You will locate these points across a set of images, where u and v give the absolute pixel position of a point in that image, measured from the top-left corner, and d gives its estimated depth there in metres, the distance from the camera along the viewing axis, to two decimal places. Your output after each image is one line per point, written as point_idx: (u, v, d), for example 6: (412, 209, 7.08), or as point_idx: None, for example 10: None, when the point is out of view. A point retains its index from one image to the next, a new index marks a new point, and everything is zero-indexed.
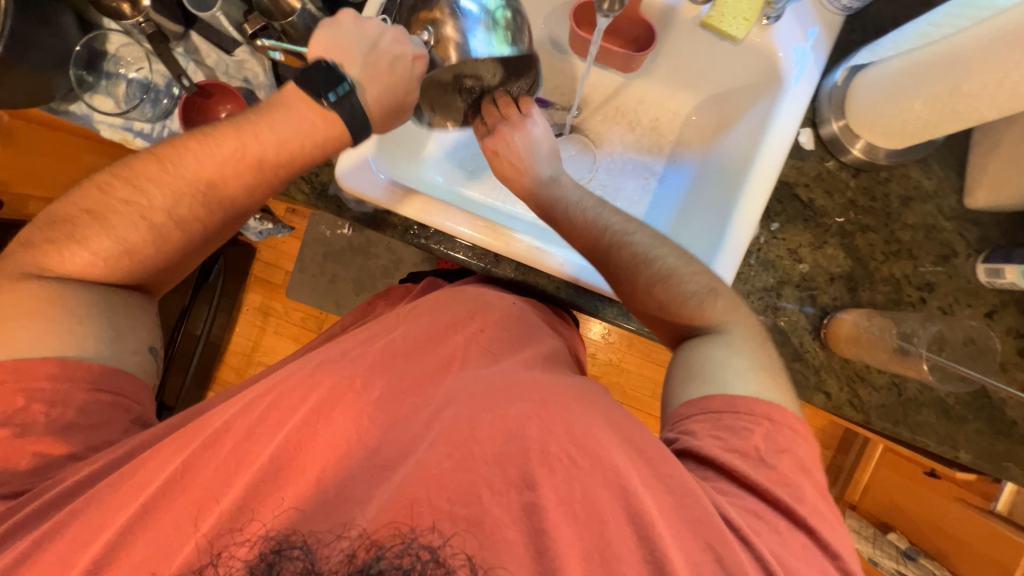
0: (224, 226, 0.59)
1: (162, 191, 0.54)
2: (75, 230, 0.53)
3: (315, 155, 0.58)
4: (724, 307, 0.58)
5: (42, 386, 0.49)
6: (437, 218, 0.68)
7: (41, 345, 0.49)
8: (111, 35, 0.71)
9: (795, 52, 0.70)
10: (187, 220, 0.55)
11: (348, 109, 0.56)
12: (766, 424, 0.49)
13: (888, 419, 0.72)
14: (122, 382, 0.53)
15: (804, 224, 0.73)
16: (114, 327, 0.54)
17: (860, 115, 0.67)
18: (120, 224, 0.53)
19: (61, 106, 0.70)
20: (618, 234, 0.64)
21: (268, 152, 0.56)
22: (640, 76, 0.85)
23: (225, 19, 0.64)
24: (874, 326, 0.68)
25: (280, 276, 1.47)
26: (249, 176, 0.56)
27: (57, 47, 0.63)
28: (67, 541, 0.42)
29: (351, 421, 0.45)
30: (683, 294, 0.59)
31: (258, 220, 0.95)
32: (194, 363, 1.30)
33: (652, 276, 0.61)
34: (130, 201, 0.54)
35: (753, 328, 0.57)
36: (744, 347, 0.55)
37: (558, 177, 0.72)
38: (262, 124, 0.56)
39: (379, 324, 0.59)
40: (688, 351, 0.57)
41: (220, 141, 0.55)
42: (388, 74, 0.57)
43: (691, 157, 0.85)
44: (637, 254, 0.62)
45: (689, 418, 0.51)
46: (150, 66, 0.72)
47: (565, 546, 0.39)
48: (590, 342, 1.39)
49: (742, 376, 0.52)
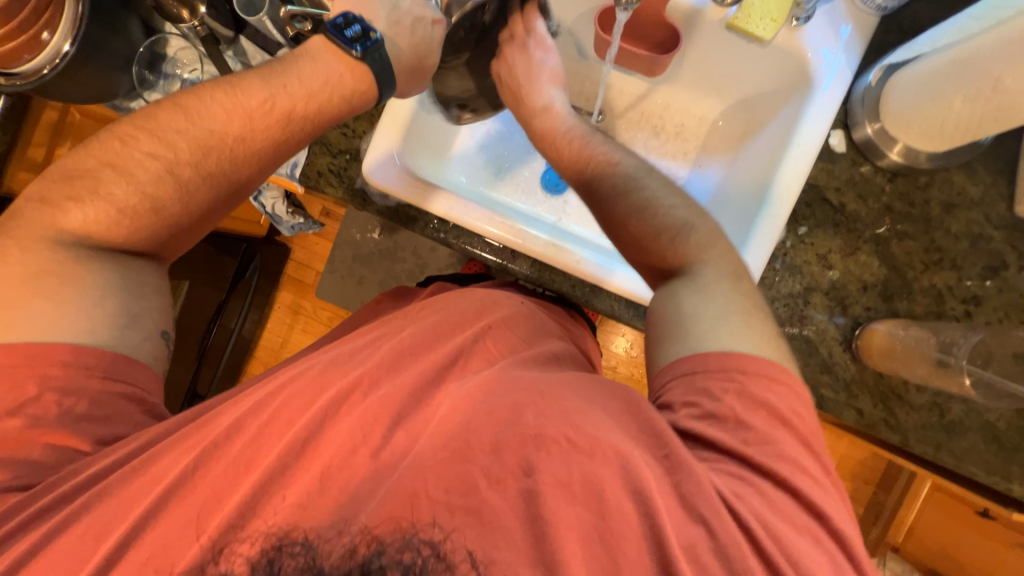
0: (245, 189, 0.59)
1: (185, 142, 0.55)
2: (98, 186, 0.54)
3: (341, 109, 0.59)
4: (698, 243, 0.57)
5: (53, 373, 0.49)
6: (456, 212, 0.70)
7: (57, 329, 0.50)
8: (171, 39, 0.76)
9: (824, 54, 0.69)
10: (210, 175, 0.56)
11: (377, 62, 0.59)
12: (740, 380, 0.47)
13: (928, 443, 0.67)
14: (133, 371, 0.53)
15: (835, 229, 0.70)
16: (128, 309, 0.54)
17: (897, 116, 0.64)
18: (143, 178, 0.54)
19: (124, 103, 0.78)
20: (605, 164, 0.65)
21: (296, 103, 0.57)
22: (665, 81, 0.84)
23: (270, 22, 0.69)
24: (909, 336, 0.63)
25: (311, 276, 1.53)
26: (277, 131, 0.57)
27: (123, 49, 0.70)
28: (96, 507, 0.45)
29: (362, 401, 0.47)
30: (661, 228, 0.58)
31: (290, 213, 0.97)
32: (226, 356, 1.35)
33: (631, 208, 0.61)
34: (154, 155, 0.54)
35: (726, 266, 0.55)
36: (715, 287, 0.53)
37: (553, 104, 0.71)
38: (290, 72, 0.58)
39: (387, 325, 0.59)
40: (666, 299, 0.55)
41: (250, 95, 0.56)
42: (411, 32, 0.60)
43: (718, 162, 0.83)
44: (619, 184, 0.63)
45: (664, 387, 0.50)
46: (202, 67, 0.76)
47: (563, 530, 0.39)
48: (613, 355, 1.36)
49: (714, 328, 0.50)
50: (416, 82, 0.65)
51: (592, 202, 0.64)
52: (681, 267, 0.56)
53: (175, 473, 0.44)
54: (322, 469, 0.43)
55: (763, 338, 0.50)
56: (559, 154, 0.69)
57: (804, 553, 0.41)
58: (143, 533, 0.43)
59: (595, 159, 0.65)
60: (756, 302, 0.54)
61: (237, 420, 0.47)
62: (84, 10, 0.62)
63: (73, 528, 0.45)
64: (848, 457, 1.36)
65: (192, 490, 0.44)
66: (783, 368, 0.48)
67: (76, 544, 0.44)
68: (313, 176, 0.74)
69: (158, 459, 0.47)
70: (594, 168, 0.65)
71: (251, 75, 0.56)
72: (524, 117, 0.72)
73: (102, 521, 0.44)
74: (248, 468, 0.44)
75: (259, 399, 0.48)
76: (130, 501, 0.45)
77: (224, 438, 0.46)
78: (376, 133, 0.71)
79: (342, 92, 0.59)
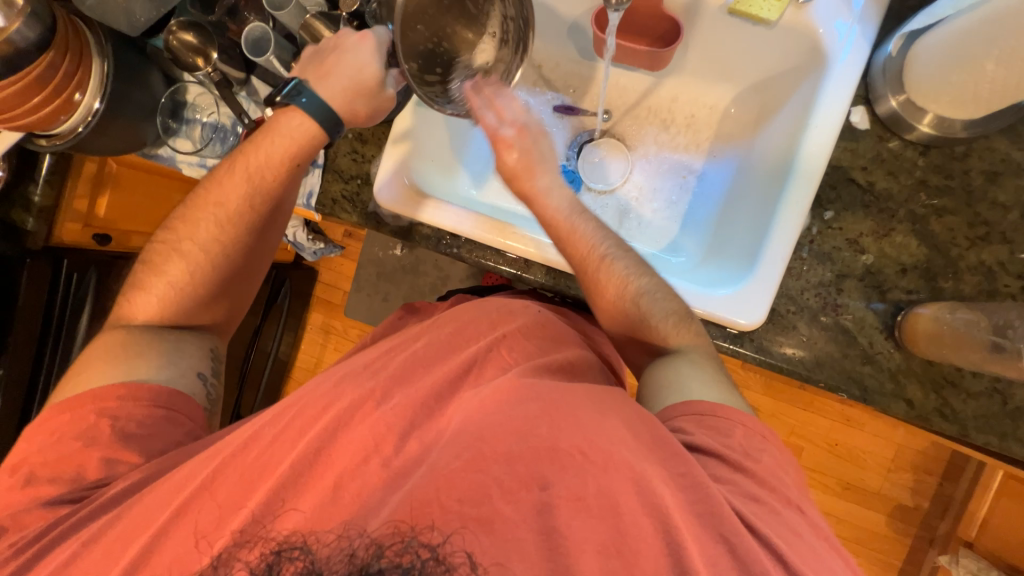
0: (248, 251, 0.66)
1: (189, 228, 0.63)
2: (139, 279, 0.64)
3: (290, 153, 0.60)
4: (691, 330, 0.59)
5: (111, 405, 0.55)
6: (467, 227, 0.70)
7: (112, 373, 0.57)
8: (189, 86, 0.81)
9: (837, 27, 0.65)
10: (210, 246, 0.63)
11: (303, 104, 0.59)
12: (745, 428, 0.48)
13: (991, 433, 0.62)
14: (176, 401, 0.58)
15: (865, 211, 0.66)
16: (168, 354, 0.60)
17: (922, 87, 0.60)
18: (166, 264, 0.63)
19: (152, 151, 0.82)
20: (602, 257, 0.61)
21: (251, 162, 0.61)
22: (671, 73, 0.81)
23: (276, 60, 0.71)
24: (958, 319, 0.58)
25: (339, 296, 1.58)
26: (243, 190, 0.62)
27: (147, 101, 0.75)
28: (120, 538, 0.46)
29: (374, 412, 0.46)
30: (649, 317, 0.59)
31: (310, 239, 1.00)
32: (265, 378, 1.40)
33: (628, 296, 0.60)
34: (173, 245, 0.63)
35: (707, 350, 0.58)
36: (707, 364, 0.56)
37: (552, 188, 0.63)
38: (246, 144, 0.62)
39: (403, 335, 0.60)
40: (661, 366, 0.56)
41: (223, 177, 0.62)
42: (336, 63, 0.60)
43: (734, 150, 0.80)
44: (615, 281, 0.60)
45: (673, 418, 0.50)
46: (219, 109, 0.80)
47: (577, 543, 0.38)
48: None
49: (707, 387, 0.52)
50: (365, 105, 0.62)
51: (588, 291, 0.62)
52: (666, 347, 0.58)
53: (195, 488, 0.45)
54: (334, 478, 0.43)
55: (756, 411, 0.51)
56: (560, 242, 0.62)
57: (821, 553, 0.41)
58: (161, 544, 0.43)
59: (585, 252, 0.61)
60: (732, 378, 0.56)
61: (257, 432, 0.47)
62: (110, 68, 0.67)
63: (103, 539, 0.46)
64: (908, 449, 1.27)
65: (206, 502, 0.44)
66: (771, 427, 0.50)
67: (104, 562, 0.45)
68: (328, 203, 0.75)
69: (176, 477, 0.47)
70: (598, 258, 0.61)
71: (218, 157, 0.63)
72: (525, 195, 0.63)
73: (127, 532, 0.45)
74: (263, 478, 0.44)
75: (277, 412, 0.49)
76: (151, 514, 0.45)
77: (243, 447, 0.46)
78: (384, 155, 0.72)
79: (301, 155, 0.61)
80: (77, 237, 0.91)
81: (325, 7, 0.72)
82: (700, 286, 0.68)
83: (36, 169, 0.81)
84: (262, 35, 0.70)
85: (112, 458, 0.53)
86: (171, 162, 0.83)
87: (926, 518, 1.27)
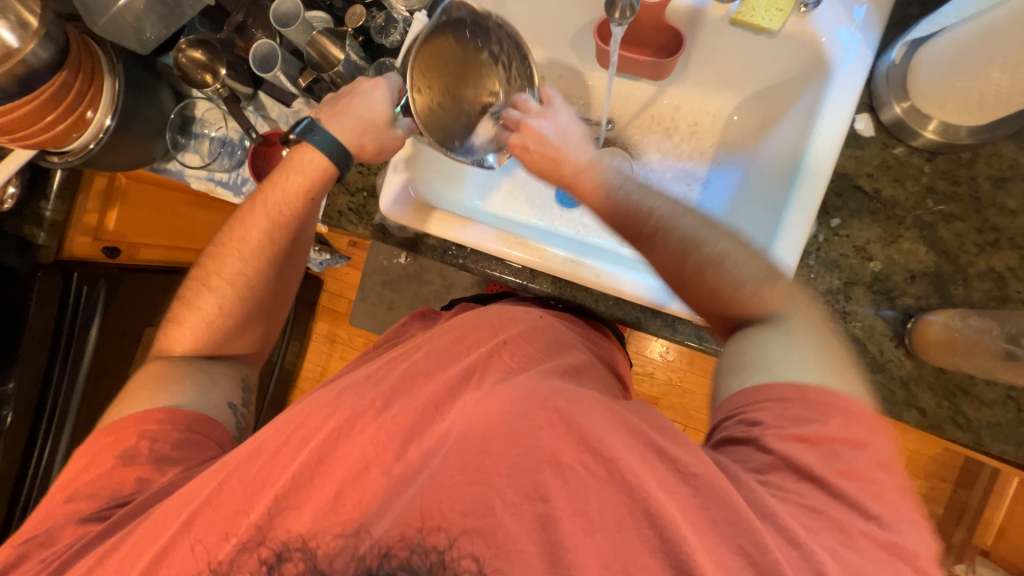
0: (274, 283, 0.67)
1: (215, 265, 0.65)
2: (169, 317, 0.66)
3: (308, 183, 0.62)
4: (785, 293, 0.46)
5: (150, 427, 0.56)
6: (490, 243, 0.69)
7: (152, 398, 0.58)
8: (197, 102, 0.83)
9: (840, 36, 0.65)
10: (235, 280, 0.64)
11: (313, 138, 0.62)
12: (839, 418, 0.40)
13: (1005, 441, 0.61)
14: (207, 426, 0.58)
15: (871, 217, 0.65)
16: (202, 383, 0.61)
17: (927, 94, 0.60)
18: (195, 300, 0.65)
19: (162, 165, 0.83)
20: (665, 219, 0.52)
21: (270, 196, 0.63)
22: (674, 82, 0.82)
23: (283, 75, 0.72)
24: (969, 328, 0.57)
25: (344, 304, 1.59)
26: (264, 224, 0.64)
27: (156, 117, 0.76)
28: (125, 553, 0.45)
29: (376, 420, 0.46)
30: (740, 277, 0.48)
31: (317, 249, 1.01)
32: (272, 388, 1.40)
33: (700, 262, 0.49)
34: (201, 282, 0.65)
35: (817, 311, 0.46)
36: (809, 334, 0.44)
37: (599, 160, 0.61)
38: (265, 180, 0.65)
39: (407, 345, 0.60)
40: (740, 339, 0.47)
41: (247, 214, 0.64)
42: (349, 107, 0.62)
43: (737, 157, 0.80)
44: (684, 240, 0.51)
45: (748, 406, 0.43)
46: (226, 124, 0.82)
47: (581, 556, 0.38)
48: (649, 360, 1.35)
49: (801, 362, 0.43)
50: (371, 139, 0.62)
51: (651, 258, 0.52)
52: (763, 315, 0.46)
53: (199, 502, 0.45)
54: (335, 488, 0.43)
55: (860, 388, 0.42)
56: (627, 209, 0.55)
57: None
58: (168, 555, 0.43)
59: (652, 211, 0.53)
60: (844, 346, 0.45)
61: (257, 445, 0.46)
62: (121, 85, 0.68)
63: (115, 552, 0.46)
64: (920, 454, 1.25)
65: (210, 515, 0.44)
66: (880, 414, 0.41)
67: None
68: (335, 215, 0.76)
69: (184, 489, 0.47)
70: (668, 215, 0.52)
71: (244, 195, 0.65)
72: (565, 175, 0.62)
73: (134, 548, 0.45)
74: (265, 490, 0.44)
75: (278, 425, 0.48)
76: (158, 529, 0.45)
77: (246, 460, 0.45)
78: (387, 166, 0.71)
79: (317, 188, 0.63)
80: (87, 252, 0.91)
81: (331, 24, 0.73)
82: None
83: (46, 186, 0.82)
84: (269, 52, 0.71)
85: (119, 470, 0.54)
86: (180, 176, 0.84)
87: (940, 525, 1.24)
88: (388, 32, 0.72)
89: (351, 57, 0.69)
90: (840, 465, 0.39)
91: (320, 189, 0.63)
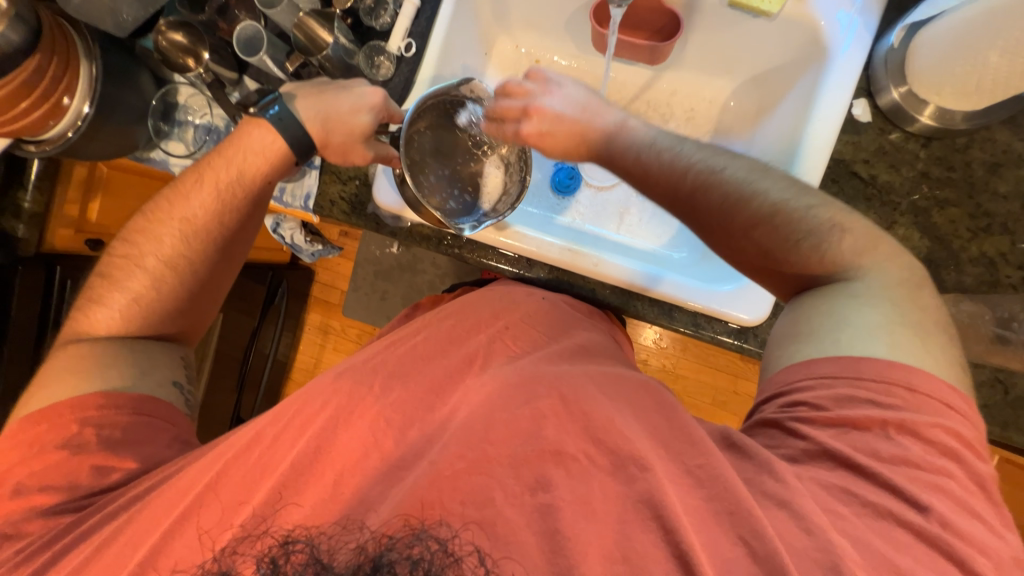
0: (217, 267, 0.64)
1: (150, 241, 0.61)
2: (93, 295, 0.61)
3: (262, 170, 0.60)
4: (854, 245, 0.48)
5: (92, 413, 0.54)
6: (555, 252, 0.68)
7: (86, 384, 0.56)
8: (180, 88, 0.79)
9: (839, 19, 0.65)
10: (172, 259, 0.61)
11: (279, 121, 0.59)
12: (902, 395, 0.42)
13: (994, 422, 0.61)
14: (155, 407, 0.58)
15: (867, 204, 0.65)
16: (139, 364, 0.59)
17: (924, 78, 0.60)
18: (124, 279, 0.61)
19: (145, 154, 0.80)
20: (705, 175, 0.53)
21: (220, 174, 0.60)
22: (669, 67, 0.80)
23: (270, 60, 0.69)
24: (961, 313, 0.63)
25: (336, 295, 1.57)
26: (212, 204, 0.61)
27: (138, 102, 0.73)
28: (122, 544, 0.45)
29: (374, 406, 0.45)
30: (803, 230, 0.49)
31: (309, 240, 0.98)
32: (264, 378, 1.36)
33: (752, 216, 0.51)
34: (132, 259, 0.61)
35: (899, 268, 0.48)
36: (885, 296, 0.46)
37: (627, 120, 0.59)
38: (214, 155, 0.62)
39: (402, 331, 0.58)
40: (807, 302, 0.49)
41: (189, 190, 0.61)
42: (333, 104, 0.60)
43: (734, 143, 0.79)
44: (729, 194, 0.52)
45: (794, 385, 0.46)
46: (212, 111, 0.79)
47: (583, 546, 0.37)
48: (642, 348, 1.36)
49: (869, 338, 0.44)
50: (343, 137, 0.60)
51: (693, 224, 0.54)
52: (833, 273, 0.49)
53: (194, 497, 0.43)
54: (335, 476, 0.42)
55: (947, 360, 0.44)
56: (652, 175, 0.55)
57: (856, 534, 0.38)
58: (161, 549, 0.42)
59: (687, 175, 0.53)
60: (934, 316, 0.46)
61: (255, 433, 0.45)
62: (98, 69, 0.65)
63: (112, 545, 0.45)
64: None
65: (209, 503, 0.43)
66: (956, 392, 0.43)
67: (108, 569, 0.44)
68: (326, 204, 0.74)
69: (181, 481, 0.46)
70: (705, 181, 0.52)
71: (186, 168, 0.61)
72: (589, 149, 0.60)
73: (132, 539, 0.45)
74: (261, 480, 0.43)
75: (277, 412, 0.47)
76: (157, 524, 0.44)
77: (244, 451, 0.45)
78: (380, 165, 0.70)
79: (273, 170, 0.61)
80: (69, 243, 0.88)
81: (317, 5, 0.71)
82: (705, 281, 0.69)
83: (22, 174, 0.79)
84: (255, 34, 0.67)
85: (114, 464, 0.53)
86: (165, 165, 0.81)
87: None
88: (377, 13, 0.70)
89: (340, 40, 0.67)
90: (896, 448, 0.41)
91: (285, 161, 0.61)
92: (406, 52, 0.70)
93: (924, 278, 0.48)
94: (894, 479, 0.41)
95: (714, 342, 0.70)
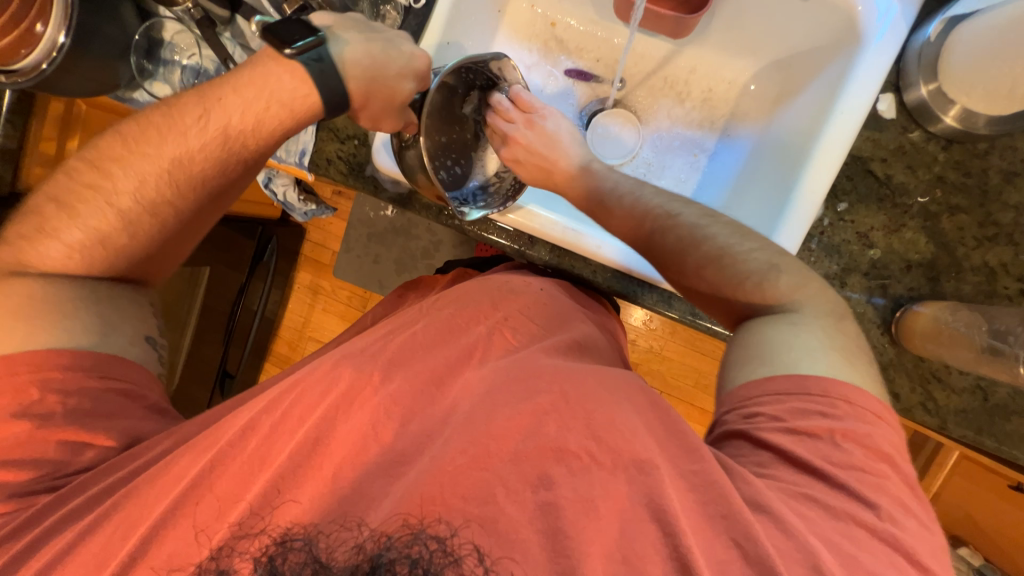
0: (200, 214, 0.59)
1: (127, 174, 0.54)
2: (45, 224, 0.55)
3: (283, 118, 0.54)
4: (791, 282, 0.52)
5: (53, 376, 0.52)
6: (558, 228, 0.65)
7: (41, 336, 0.52)
8: (165, 23, 0.73)
9: (878, 5, 0.61)
10: (155, 205, 0.55)
11: (315, 63, 0.53)
12: (843, 407, 0.44)
13: (968, 427, 0.63)
14: (114, 366, 0.55)
15: (878, 204, 0.64)
16: (103, 318, 0.56)
17: (957, 77, 0.57)
18: (86, 212, 0.54)
19: (126, 94, 0.74)
20: (663, 220, 0.61)
21: (233, 117, 0.53)
22: (692, 42, 0.76)
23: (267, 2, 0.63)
24: (957, 321, 0.58)
25: (328, 256, 1.53)
26: (215, 151, 0.54)
27: (118, 36, 0.67)
28: (117, 513, 0.45)
29: (374, 396, 0.44)
30: (743, 272, 0.54)
31: (302, 200, 0.94)
32: (251, 336, 1.34)
33: (704, 256, 0.57)
34: (99, 188, 0.54)
35: (825, 301, 0.52)
36: (819, 327, 0.49)
37: (589, 163, 0.71)
38: (226, 87, 0.54)
39: (398, 319, 0.56)
40: (751, 329, 0.51)
41: (190, 125, 0.53)
42: (381, 60, 0.56)
43: (747, 130, 0.76)
44: (682, 237, 0.59)
45: (750, 399, 0.47)
46: (201, 52, 0.73)
47: (584, 544, 0.37)
48: (631, 328, 1.37)
49: (813, 359, 0.47)
50: (382, 97, 0.57)
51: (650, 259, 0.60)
52: (772, 304, 0.52)
53: (191, 477, 0.43)
54: (334, 468, 0.42)
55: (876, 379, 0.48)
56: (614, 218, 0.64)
57: (842, 542, 0.40)
58: (156, 520, 0.43)
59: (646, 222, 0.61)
60: (857, 342, 0.50)
61: (251, 419, 0.45)
62: None
63: (106, 515, 0.45)
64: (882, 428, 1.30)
65: (205, 482, 0.43)
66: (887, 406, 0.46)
67: (103, 535, 0.44)
68: (323, 163, 0.71)
69: (174, 455, 0.46)
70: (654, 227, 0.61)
71: (187, 94, 0.53)
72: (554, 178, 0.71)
73: (128, 508, 0.45)
74: (261, 469, 0.42)
75: (275, 394, 0.46)
76: (153, 496, 0.44)
77: (240, 437, 0.44)
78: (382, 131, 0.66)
79: (283, 129, 0.55)
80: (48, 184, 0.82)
81: None
82: None
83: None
84: None
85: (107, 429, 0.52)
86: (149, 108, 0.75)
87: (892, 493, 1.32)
88: None
89: None
90: (843, 456, 0.43)
91: (289, 127, 0.55)
92: (415, 4, 0.67)
93: (847, 312, 0.53)
94: (885, 494, 0.42)
95: (708, 332, 0.71)
